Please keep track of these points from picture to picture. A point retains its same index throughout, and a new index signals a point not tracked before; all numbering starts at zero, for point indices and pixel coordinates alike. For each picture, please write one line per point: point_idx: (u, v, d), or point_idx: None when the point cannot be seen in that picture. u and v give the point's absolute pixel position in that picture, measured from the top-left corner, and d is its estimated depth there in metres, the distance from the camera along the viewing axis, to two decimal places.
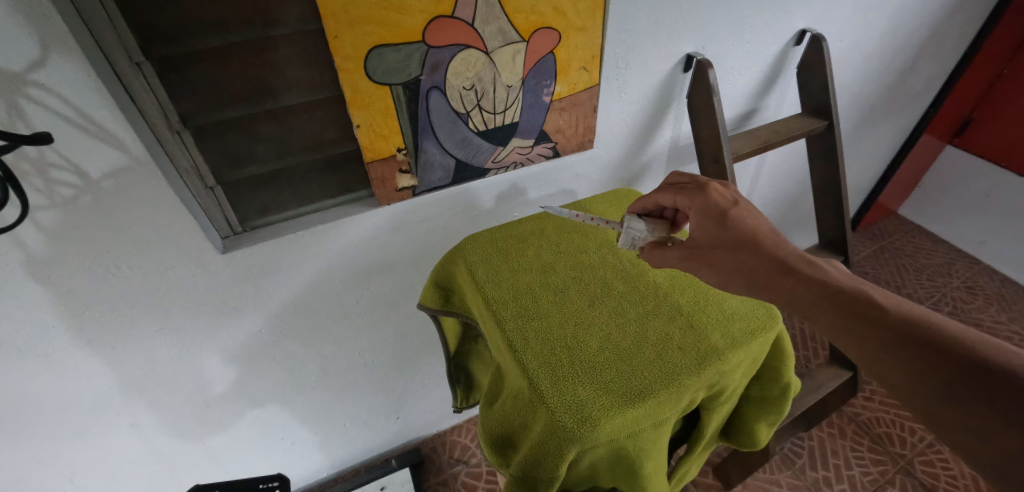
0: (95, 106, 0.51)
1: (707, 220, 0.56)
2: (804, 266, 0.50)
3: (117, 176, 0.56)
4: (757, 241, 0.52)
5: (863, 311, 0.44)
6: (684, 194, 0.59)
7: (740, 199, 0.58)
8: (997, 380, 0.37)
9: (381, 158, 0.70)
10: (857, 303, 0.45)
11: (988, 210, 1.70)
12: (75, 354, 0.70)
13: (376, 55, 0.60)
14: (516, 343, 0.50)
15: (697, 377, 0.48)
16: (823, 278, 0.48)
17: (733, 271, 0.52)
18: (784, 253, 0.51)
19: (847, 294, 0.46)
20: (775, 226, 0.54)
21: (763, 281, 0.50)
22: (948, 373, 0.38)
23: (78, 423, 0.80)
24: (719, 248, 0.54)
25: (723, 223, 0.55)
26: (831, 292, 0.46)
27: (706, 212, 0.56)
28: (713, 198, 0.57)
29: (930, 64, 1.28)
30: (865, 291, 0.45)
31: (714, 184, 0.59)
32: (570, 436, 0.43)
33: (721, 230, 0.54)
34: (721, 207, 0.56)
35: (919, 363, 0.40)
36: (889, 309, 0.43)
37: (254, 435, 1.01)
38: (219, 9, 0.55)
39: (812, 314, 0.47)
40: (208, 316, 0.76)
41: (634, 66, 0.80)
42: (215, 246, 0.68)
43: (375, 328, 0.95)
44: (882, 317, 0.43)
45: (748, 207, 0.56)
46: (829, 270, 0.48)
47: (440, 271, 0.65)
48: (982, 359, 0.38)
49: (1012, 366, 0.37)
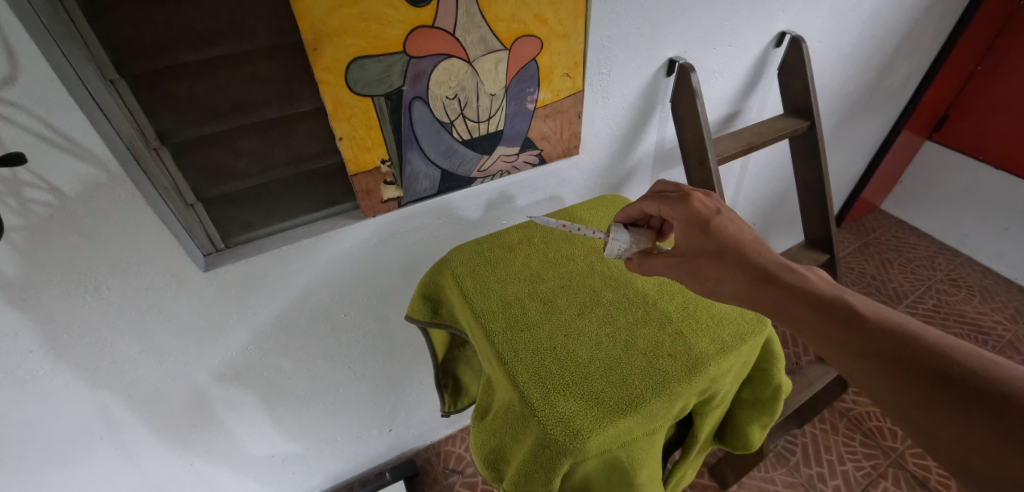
0: (69, 124, 0.49)
1: (690, 229, 0.55)
2: (787, 274, 0.50)
3: (92, 195, 0.55)
4: (739, 249, 0.52)
5: (844, 318, 0.44)
6: (668, 203, 0.58)
7: (724, 209, 0.57)
8: (973, 389, 0.38)
9: (365, 171, 0.70)
10: (840, 310, 0.45)
11: (967, 203, 1.73)
12: (53, 380, 0.68)
13: (356, 67, 0.60)
14: (506, 355, 0.50)
15: (688, 385, 0.47)
16: (805, 287, 0.48)
17: (718, 280, 0.52)
18: (766, 260, 0.51)
19: (827, 301, 0.46)
20: (758, 235, 0.53)
21: (747, 290, 0.50)
22: (927, 381, 0.39)
23: (59, 450, 0.77)
24: (705, 257, 0.53)
25: (707, 232, 0.54)
26: (814, 299, 0.47)
27: (690, 224, 0.55)
28: (696, 208, 0.56)
29: (907, 62, 1.31)
30: (845, 297, 0.46)
31: (698, 193, 0.58)
32: (563, 449, 0.43)
33: (705, 239, 0.54)
34: (704, 217, 0.55)
35: (900, 371, 0.41)
36: (869, 317, 0.44)
37: (243, 454, 0.99)
38: (195, 25, 0.54)
39: (795, 321, 0.48)
40: (192, 336, 0.74)
41: (616, 72, 0.80)
42: (197, 264, 0.67)
43: (365, 341, 0.93)
44: (863, 325, 0.44)
45: (731, 217, 0.56)
46: (811, 278, 0.49)
47: (427, 283, 0.64)
48: (958, 367, 0.39)
49: (987, 374, 0.38)
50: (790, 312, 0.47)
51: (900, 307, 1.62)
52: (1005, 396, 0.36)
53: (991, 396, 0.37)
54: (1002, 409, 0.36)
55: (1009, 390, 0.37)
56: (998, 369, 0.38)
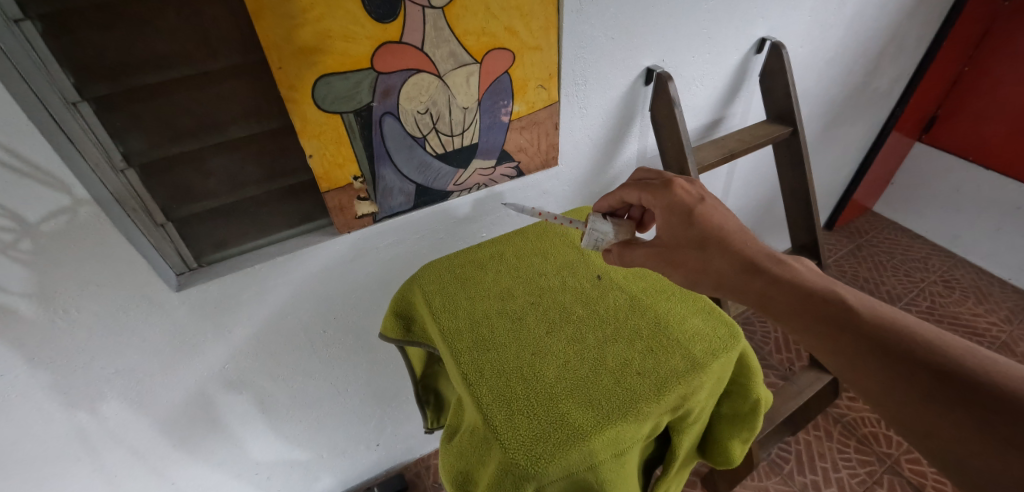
0: (30, 148, 0.49)
1: (672, 218, 0.55)
2: (773, 265, 0.50)
3: (58, 219, 0.54)
4: (723, 239, 0.52)
5: (831, 313, 0.44)
6: (650, 190, 0.58)
7: (706, 196, 0.56)
8: (964, 385, 0.38)
9: (337, 187, 0.69)
10: (827, 304, 0.45)
11: (958, 204, 1.72)
12: (25, 405, 0.67)
13: (323, 84, 0.59)
14: (471, 375, 0.49)
15: (656, 404, 0.46)
16: (791, 279, 0.48)
17: (699, 270, 0.52)
18: (751, 249, 0.51)
19: (817, 295, 0.46)
20: (743, 223, 0.53)
21: (730, 282, 0.50)
22: (918, 376, 0.39)
23: (35, 475, 0.76)
24: (687, 247, 0.53)
25: (689, 222, 0.54)
26: (801, 293, 0.47)
27: (671, 210, 0.55)
28: (677, 195, 0.56)
29: (892, 65, 1.31)
30: (834, 291, 0.46)
31: (680, 181, 0.58)
32: (524, 474, 0.42)
33: (688, 229, 0.54)
34: (687, 205, 0.55)
35: (889, 367, 0.40)
36: (860, 311, 0.44)
37: (228, 471, 0.98)
38: (157, 46, 0.54)
39: (781, 315, 0.47)
40: (167, 357, 0.73)
41: (593, 81, 0.79)
42: (169, 284, 0.66)
43: (346, 357, 0.92)
44: (852, 320, 0.43)
45: (715, 203, 0.55)
46: (798, 270, 0.49)
47: (399, 299, 0.64)
48: (950, 362, 0.39)
49: (980, 369, 0.38)
50: (777, 303, 0.47)
51: None
52: (998, 392, 0.37)
53: (984, 392, 0.37)
54: (997, 406, 0.36)
55: (1003, 385, 0.37)
56: (993, 365, 0.38)
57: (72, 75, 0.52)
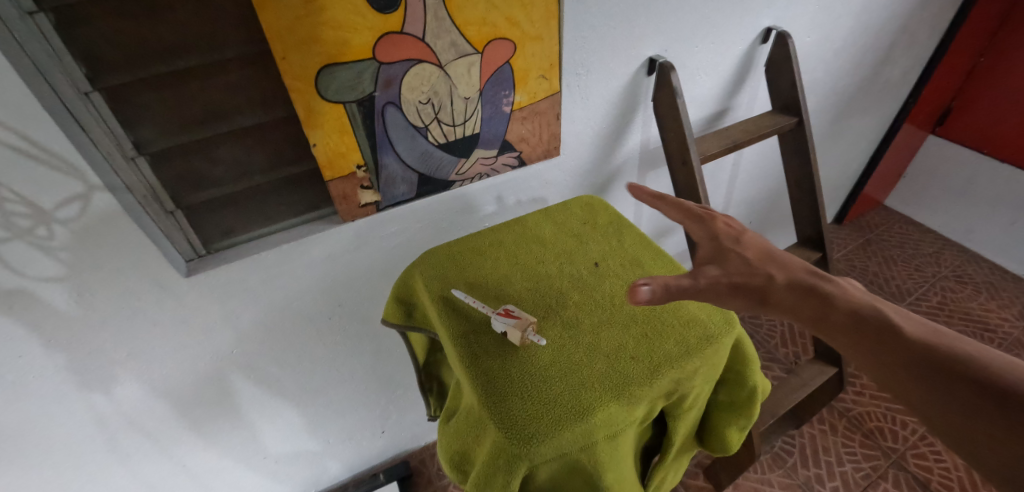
0: (46, 136, 0.51)
1: (712, 245, 0.54)
2: (819, 282, 0.50)
3: (72, 205, 0.56)
4: (770, 258, 0.52)
5: (878, 330, 0.45)
6: (691, 219, 0.58)
7: (747, 231, 0.57)
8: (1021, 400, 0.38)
9: (341, 176, 0.70)
10: (872, 322, 0.46)
11: (972, 198, 1.69)
12: (43, 385, 0.69)
13: (326, 74, 0.60)
14: (467, 358, 0.50)
15: (649, 387, 0.47)
16: (838, 296, 0.48)
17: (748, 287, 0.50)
18: (798, 269, 0.51)
19: (862, 312, 0.46)
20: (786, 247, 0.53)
21: (780, 301, 0.49)
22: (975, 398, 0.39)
23: (51, 452, 0.78)
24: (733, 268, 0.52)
25: (734, 245, 0.54)
26: (847, 309, 0.47)
27: (711, 241, 0.55)
28: (717, 227, 0.56)
29: (903, 55, 1.29)
30: (878, 309, 0.46)
31: (721, 217, 0.58)
32: (517, 452, 0.43)
33: (731, 254, 0.53)
34: (727, 235, 0.55)
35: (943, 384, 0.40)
36: (907, 331, 0.44)
37: (237, 454, 1.01)
38: (165, 37, 0.55)
39: (825, 329, 0.47)
40: (178, 341, 0.75)
41: (595, 72, 0.80)
42: (178, 269, 0.68)
43: (351, 344, 0.94)
44: (901, 338, 0.44)
45: (757, 237, 0.55)
46: (843, 287, 0.49)
47: (401, 285, 0.65)
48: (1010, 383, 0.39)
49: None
50: (825, 319, 0.47)
51: (903, 305, 1.59)
52: None
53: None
54: None
55: None
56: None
57: (84, 64, 0.53)
